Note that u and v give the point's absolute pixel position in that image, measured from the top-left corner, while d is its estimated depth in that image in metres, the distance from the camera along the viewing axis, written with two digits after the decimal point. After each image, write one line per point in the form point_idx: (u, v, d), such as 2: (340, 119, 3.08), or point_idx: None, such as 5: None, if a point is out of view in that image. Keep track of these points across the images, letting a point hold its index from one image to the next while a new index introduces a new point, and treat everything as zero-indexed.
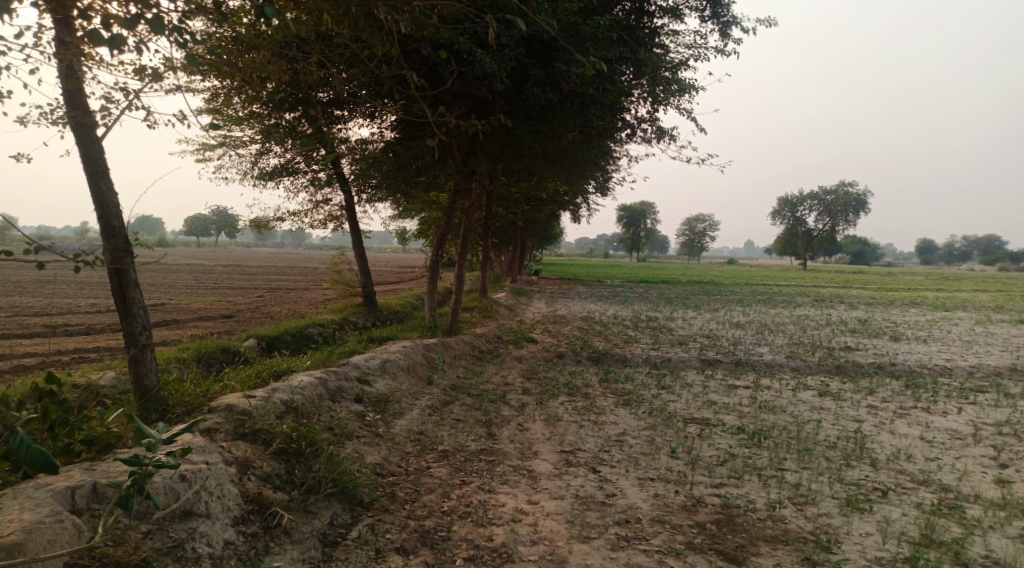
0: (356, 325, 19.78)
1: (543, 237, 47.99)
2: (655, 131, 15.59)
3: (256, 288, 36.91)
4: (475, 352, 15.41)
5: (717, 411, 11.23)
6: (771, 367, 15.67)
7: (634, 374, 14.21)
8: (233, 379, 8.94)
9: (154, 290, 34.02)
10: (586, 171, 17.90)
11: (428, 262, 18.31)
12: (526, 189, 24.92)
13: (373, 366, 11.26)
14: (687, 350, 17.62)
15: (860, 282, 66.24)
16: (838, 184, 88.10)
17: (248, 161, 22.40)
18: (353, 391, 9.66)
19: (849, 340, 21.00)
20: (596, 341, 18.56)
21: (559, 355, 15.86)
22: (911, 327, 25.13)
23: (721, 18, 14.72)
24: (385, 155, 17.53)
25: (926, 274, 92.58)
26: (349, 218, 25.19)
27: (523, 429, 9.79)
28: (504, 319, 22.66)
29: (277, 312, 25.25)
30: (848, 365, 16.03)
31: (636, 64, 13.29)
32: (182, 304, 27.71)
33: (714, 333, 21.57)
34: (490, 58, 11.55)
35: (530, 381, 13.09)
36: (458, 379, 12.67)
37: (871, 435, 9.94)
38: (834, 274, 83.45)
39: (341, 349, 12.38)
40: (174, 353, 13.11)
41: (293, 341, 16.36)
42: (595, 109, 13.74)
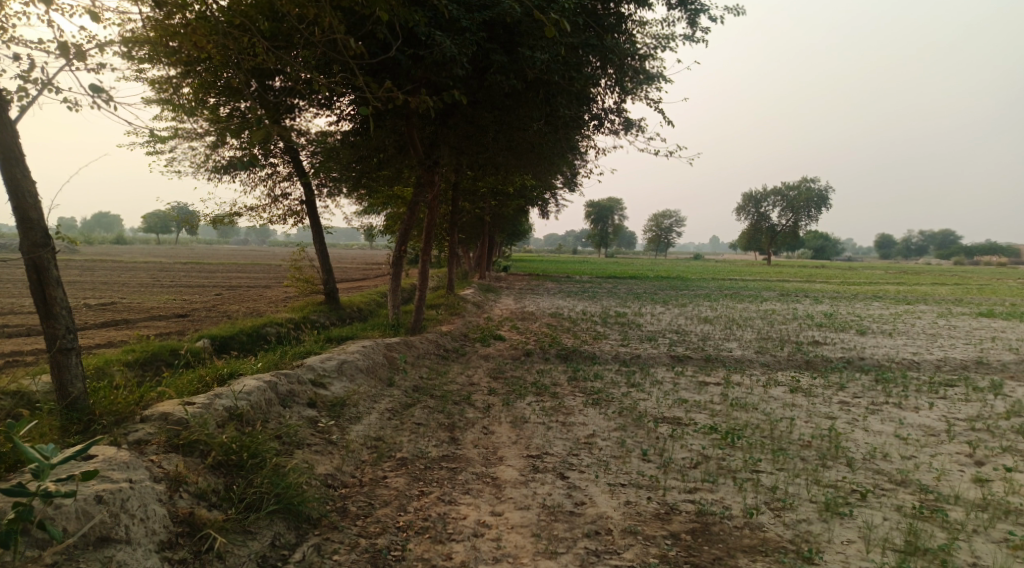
0: (316, 323, 19.13)
1: (511, 232, 47.50)
2: (621, 123, 15.22)
3: (216, 286, 35.83)
4: (439, 350, 14.90)
5: (689, 409, 10.88)
6: (741, 363, 15.40)
7: (602, 372, 13.82)
8: (171, 386, 8.38)
9: (108, 289, 32.85)
10: (552, 164, 17.48)
11: (390, 258, 17.71)
12: (492, 183, 24.43)
13: (329, 367, 10.73)
14: (656, 346, 17.31)
15: (823, 276, 66.98)
16: (801, 180, 89.14)
17: (203, 154, 21.60)
18: (304, 396, 9.14)
19: (818, 334, 20.89)
20: (565, 338, 18.16)
21: (526, 353, 15.42)
22: (877, 321, 25.16)
23: (689, 6, 14.40)
24: (343, 147, 16.93)
25: (887, 268, 94.12)
26: (309, 213, 24.46)
27: (487, 432, 9.32)
28: (471, 316, 22.16)
29: (235, 311, 24.45)
30: (818, 359, 15.85)
31: (602, 52, 12.88)
32: (135, 303, 26.74)
33: (683, 328, 21.31)
34: (451, 43, 11.04)
35: (496, 380, 12.64)
36: (420, 379, 12.18)
37: (846, 433, 9.66)
38: (798, 269, 84.43)
39: (295, 351, 11.82)
40: (118, 356, 12.42)
41: (248, 342, 15.72)
42: (560, 98, 13.30)
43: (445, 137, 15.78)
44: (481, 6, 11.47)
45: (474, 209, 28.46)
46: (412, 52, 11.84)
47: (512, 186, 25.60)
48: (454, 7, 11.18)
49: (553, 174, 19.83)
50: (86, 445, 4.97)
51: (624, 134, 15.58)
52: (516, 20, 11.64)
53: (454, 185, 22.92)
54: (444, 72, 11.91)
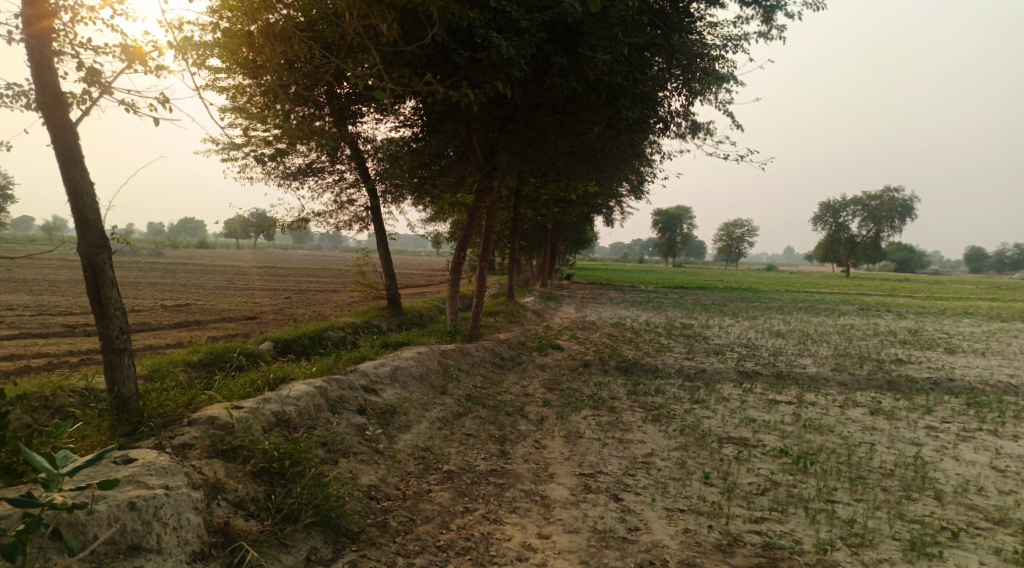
0: (377, 328, 19.13)
1: (576, 240, 46.94)
2: (689, 126, 14.62)
3: (284, 290, 36.49)
4: (496, 359, 14.58)
5: (757, 430, 10.22)
6: (815, 381, 14.53)
7: (664, 386, 13.22)
8: (223, 389, 8.26)
9: (183, 291, 33.90)
10: (617, 170, 16.99)
11: (450, 264, 17.50)
12: (556, 190, 24.07)
13: (381, 373, 10.54)
14: (724, 360, 16.56)
15: (903, 290, 64.20)
16: (883, 189, 85.46)
17: (273, 160, 21.96)
18: (354, 401, 8.93)
19: (900, 352, 19.66)
20: (627, 349, 17.59)
21: (585, 364, 14.93)
22: (966, 339, 23.58)
23: (763, 3, 13.74)
24: (406, 152, 16.85)
25: (975, 284, 89.22)
26: (375, 218, 24.58)
27: (539, 447, 8.93)
28: (531, 324, 21.80)
29: (301, 314, 24.78)
30: (900, 379, 14.82)
31: (670, 52, 12.39)
32: (207, 304, 27.45)
33: (753, 342, 20.40)
34: (511, 44, 10.76)
35: (552, 392, 12.22)
36: (475, 388, 11.87)
37: (932, 463, 8.86)
38: (878, 282, 80.87)
39: (350, 355, 11.70)
40: (181, 357, 12.53)
41: (310, 345, 15.79)
42: (625, 99, 12.85)
43: (508, 141, 15.50)
44: (543, 6, 11.16)
45: (538, 216, 28.12)
46: (472, 54, 11.60)
47: (576, 193, 25.17)
48: (515, 6, 10.89)
49: (618, 181, 19.31)
50: (100, 452, 4.73)
51: (691, 138, 14.97)
52: (579, 19, 11.27)
53: (518, 192, 22.65)
54: (504, 74, 11.63)
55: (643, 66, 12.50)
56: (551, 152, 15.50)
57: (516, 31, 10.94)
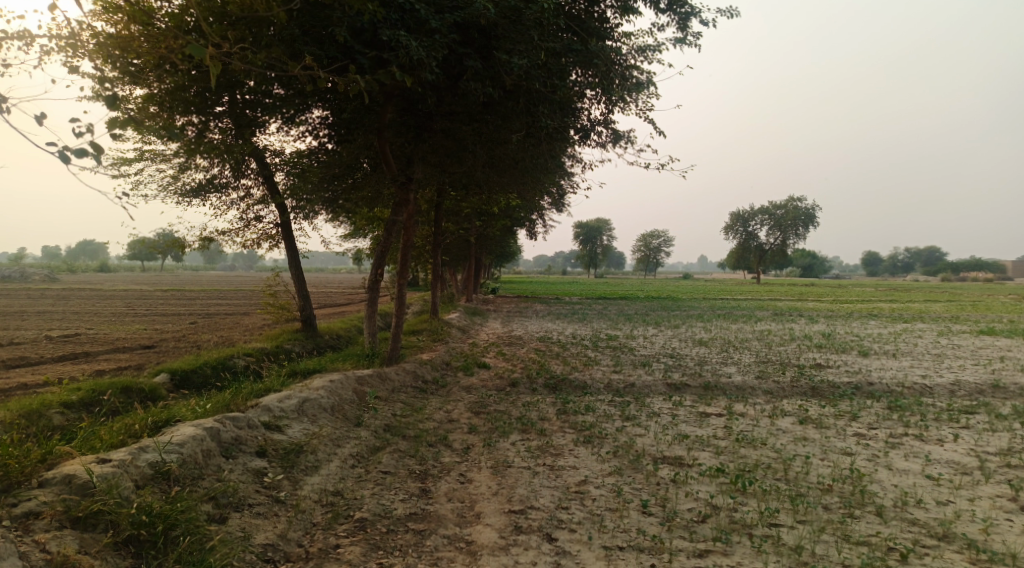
0: (291, 353, 17.98)
1: (498, 254, 46.36)
2: (609, 135, 14.25)
3: (192, 315, 34.40)
4: (417, 383, 13.74)
5: (691, 447, 9.78)
6: (743, 391, 14.29)
7: (594, 404, 12.67)
8: (92, 438, 7.23)
9: (78, 319, 31.46)
10: (537, 181, 16.49)
11: (366, 283, 16.54)
12: (475, 203, 23.42)
13: (286, 408, 9.66)
14: (651, 372, 16.22)
15: (811, 295, 66.64)
16: (788, 198, 88.94)
17: (170, 175, 20.49)
18: (252, 441, 8.14)
19: (819, 356, 19.83)
20: (554, 365, 17.01)
21: (512, 383, 14.24)
22: (877, 341, 24.14)
23: (678, 9, 13.56)
24: (315, 165, 15.88)
25: (876, 286, 93.79)
26: (285, 236, 23.31)
27: (464, 481, 8.19)
28: (454, 342, 20.99)
29: (206, 341, 23.22)
30: (824, 385, 14.77)
31: (587, 58, 11.98)
32: (103, 334, 25.45)
33: (678, 352, 20.21)
34: (421, 45, 10.08)
35: (477, 416, 11.48)
36: (393, 416, 11.02)
37: (868, 474, 8.60)
38: (788, 288, 83.80)
39: (253, 387, 10.71)
40: (59, 398, 11.20)
41: (215, 376, 14.61)
42: (544, 105, 12.31)
43: (423, 151, 14.78)
44: (453, 7, 10.55)
45: (459, 230, 27.39)
46: (379, 58, 10.88)
47: (496, 206, 24.58)
48: (424, 6, 10.19)
49: (539, 192, 18.83)
50: None
51: (612, 147, 14.63)
52: (492, 22, 10.69)
53: (437, 205, 21.89)
54: (414, 77, 10.94)
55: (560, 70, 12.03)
56: (468, 162, 14.86)
57: (426, 33, 10.27)
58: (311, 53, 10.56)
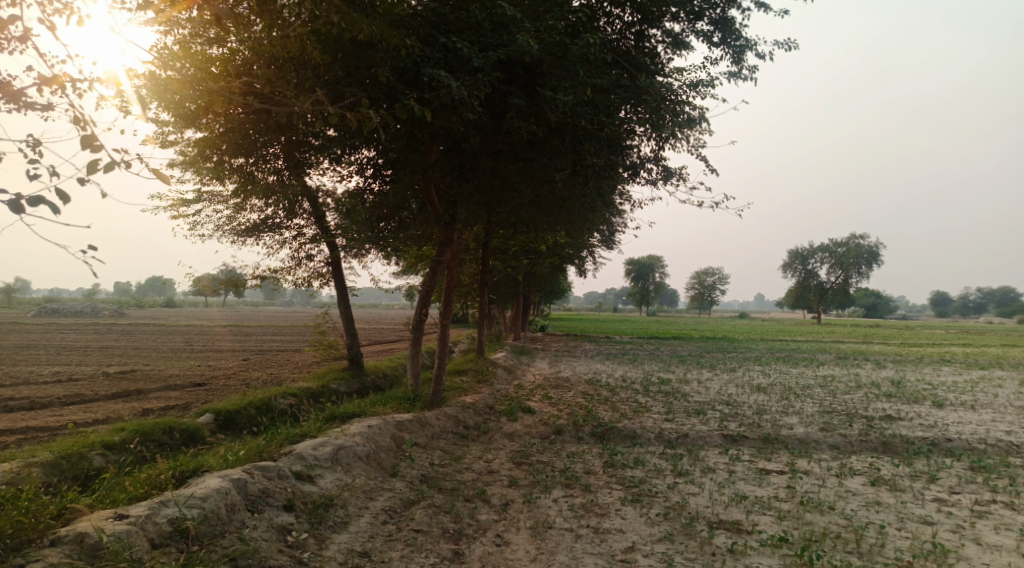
0: (336, 393, 17.65)
1: (549, 292, 45.86)
2: (660, 173, 13.73)
3: (245, 350, 34.72)
4: (460, 429, 13.19)
5: (749, 510, 8.98)
6: (805, 445, 13.32)
7: (644, 456, 11.92)
8: (114, 489, 6.88)
9: (134, 354, 31.94)
10: (586, 220, 16.01)
11: (411, 323, 16.20)
12: (524, 241, 23.07)
13: (322, 457, 9.19)
14: (706, 421, 15.36)
15: (875, 337, 64.02)
16: (850, 236, 86.33)
17: (224, 214, 20.71)
18: (281, 493, 7.61)
19: (887, 406, 18.61)
20: (603, 411, 16.31)
21: (558, 431, 13.59)
22: (950, 390, 22.65)
23: (733, 44, 13.06)
24: (362, 203, 15.72)
25: (945, 329, 89.73)
26: (335, 274, 23.27)
27: (500, 544, 7.60)
28: (501, 384, 20.45)
29: (254, 378, 23.22)
30: (894, 440, 13.69)
31: (637, 94, 11.54)
32: (156, 369, 25.74)
33: (734, 399, 19.23)
34: (464, 83, 9.79)
35: (519, 467, 10.87)
36: (431, 466, 10.50)
37: (954, 550, 7.69)
38: (851, 329, 80.79)
39: (288, 433, 10.30)
40: (98, 440, 11.05)
41: (258, 417, 14.31)
42: (593, 143, 11.88)
43: (469, 190, 14.46)
44: (497, 44, 10.25)
45: (507, 268, 27.00)
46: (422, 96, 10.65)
47: (546, 244, 24.17)
48: (468, 42, 9.92)
49: (589, 232, 18.34)
50: None
51: (663, 186, 14.10)
52: (538, 59, 10.38)
53: (485, 244, 21.56)
54: (456, 115, 10.66)
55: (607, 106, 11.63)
56: (516, 200, 14.47)
57: (470, 70, 10.00)
58: (353, 92, 10.37)
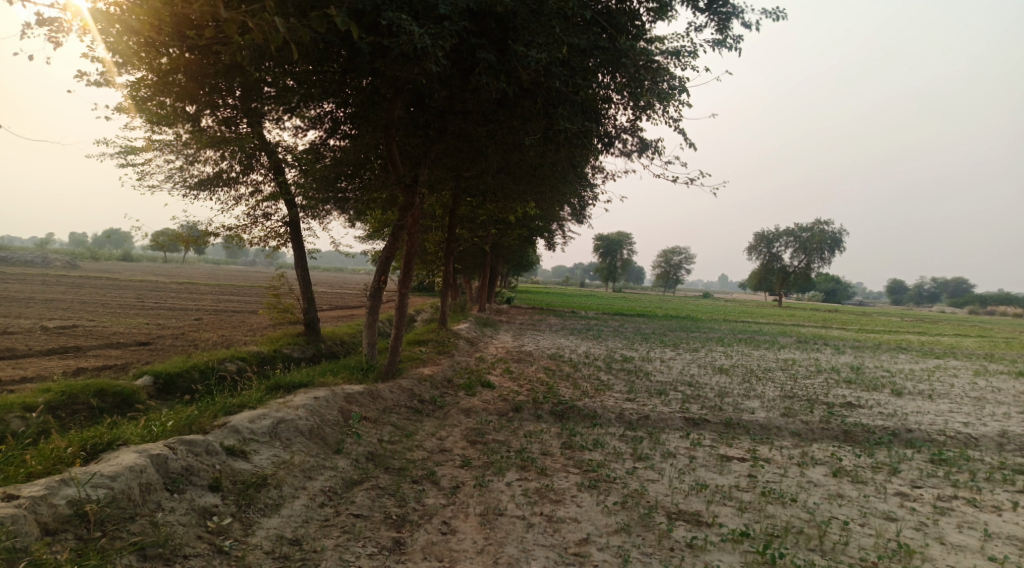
0: (289, 358, 16.90)
1: (516, 264, 45.36)
2: (636, 144, 13.17)
3: (199, 310, 33.54)
4: (414, 402, 12.60)
5: (709, 500, 8.61)
6: (767, 431, 13.03)
7: (603, 438, 11.48)
8: (14, 465, 6.24)
9: (82, 309, 30.65)
10: (556, 190, 15.39)
11: (369, 289, 15.50)
12: (491, 210, 22.39)
13: (258, 433, 8.59)
14: (667, 402, 15.01)
15: (834, 322, 64.82)
16: (814, 221, 87.18)
17: (177, 166, 19.62)
18: (207, 472, 7.06)
19: (848, 393, 18.49)
20: (563, 388, 15.86)
21: (516, 408, 13.10)
22: (909, 379, 22.68)
23: (719, 10, 12.51)
24: (321, 162, 14.89)
25: (901, 316, 91.53)
26: (294, 235, 22.35)
27: (446, 532, 7.10)
28: (461, 356, 19.88)
29: (204, 339, 22.28)
30: (856, 429, 13.46)
31: (615, 58, 10.89)
32: (102, 326, 24.60)
33: (696, 380, 18.94)
34: (427, 32, 9.07)
35: (473, 447, 10.36)
36: (380, 443, 9.93)
37: (919, 550, 7.39)
38: (810, 313, 81.90)
39: (226, 402, 9.63)
40: (20, 399, 10.23)
41: (202, 382, 13.56)
42: (565, 109, 11.23)
43: (434, 152, 13.73)
44: None
45: (474, 238, 26.28)
46: (381, 43, 9.90)
47: (513, 215, 23.50)
48: None
49: (558, 203, 17.73)
50: None
51: (638, 158, 13.55)
52: (511, 11, 9.70)
53: (451, 211, 20.80)
54: (419, 69, 9.95)
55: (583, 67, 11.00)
56: (483, 164, 13.78)
57: (437, 19, 9.27)
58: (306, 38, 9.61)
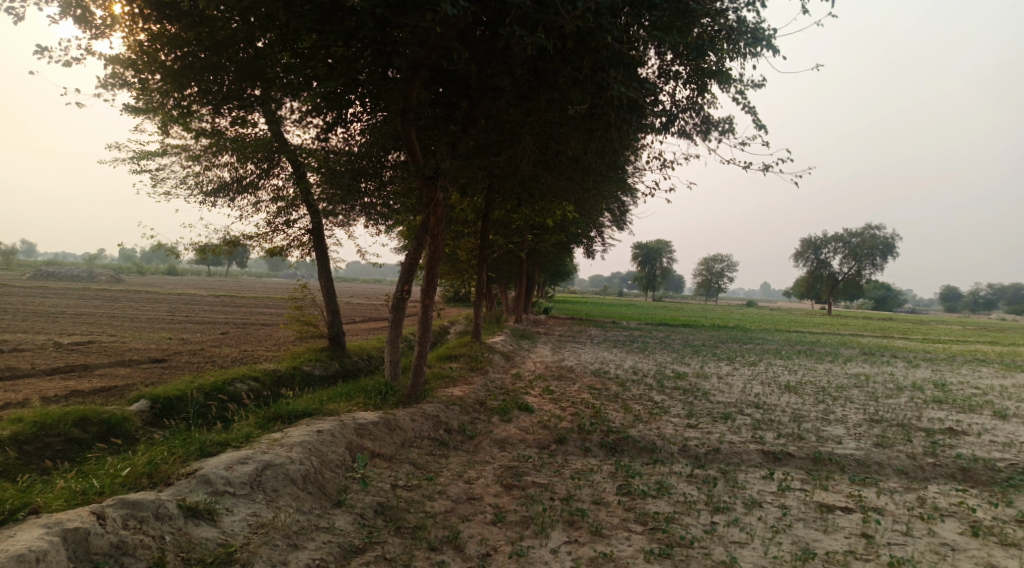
0: (308, 377, 15.07)
1: (553, 273, 43.37)
2: (699, 124, 11.16)
3: (225, 324, 31.99)
4: (439, 433, 10.66)
5: None
6: (866, 469, 10.75)
7: (669, 479, 9.42)
8: None
9: (105, 323, 29.38)
10: (604, 184, 13.35)
11: (392, 300, 13.60)
12: (527, 213, 20.48)
13: (235, 484, 6.72)
14: (736, 429, 12.83)
15: (891, 330, 61.19)
16: (865, 227, 83.46)
17: (191, 169, 18.02)
18: (146, 550, 5.52)
19: (943, 417, 16.03)
20: (614, 411, 13.75)
21: (561, 438, 11.07)
22: (1004, 398, 19.93)
23: None
24: (337, 159, 13.08)
25: (961, 325, 86.92)
26: (318, 243, 20.61)
27: None
28: (497, 373, 17.92)
29: (223, 355, 20.65)
30: (976, 465, 11.09)
31: (678, 9, 8.89)
32: (119, 341, 23.15)
33: (763, 401, 16.64)
34: None
35: (508, 494, 8.39)
36: (394, 490, 8.02)
37: None
38: (864, 322, 78.11)
39: (204, 439, 7.82)
40: None
41: (204, 407, 11.79)
42: (620, 73, 9.27)
43: (464, 141, 11.84)
44: None
45: (510, 245, 24.27)
46: None
47: (552, 218, 21.52)
48: None
49: (602, 201, 15.70)
50: None
51: (703, 141, 11.49)
52: None
53: (484, 214, 18.87)
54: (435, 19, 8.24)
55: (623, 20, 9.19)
56: (519, 152, 11.82)
57: None
58: None
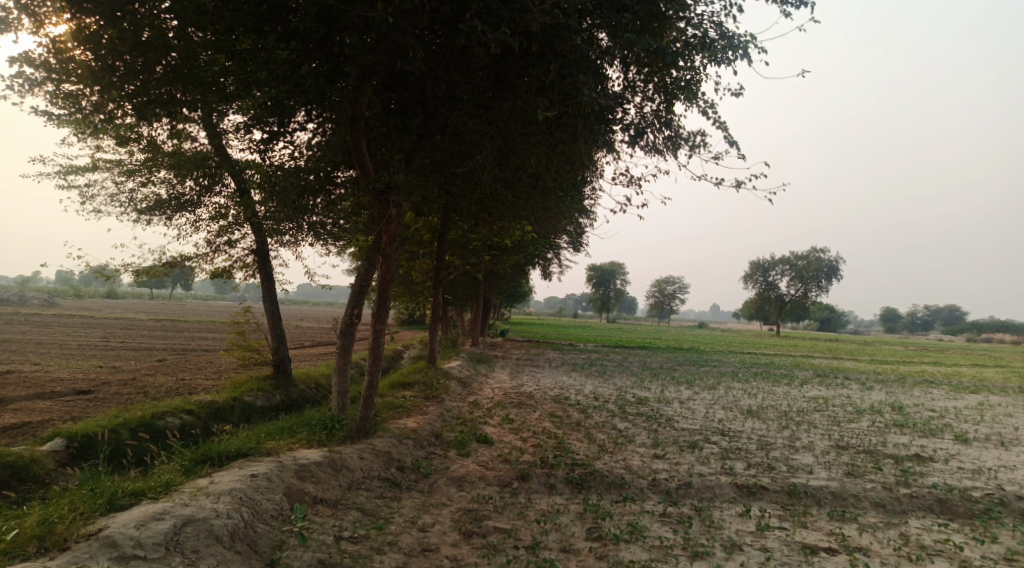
0: (249, 409, 13.95)
1: (509, 294, 42.63)
2: (667, 138, 10.67)
3: (164, 350, 30.25)
4: (390, 472, 9.74)
5: None
6: (843, 502, 10.19)
7: (641, 520, 8.70)
8: None
9: (32, 350, 27.47)
10: (567, 201, 12.68)
11: (340, 325, 12.65)
12: (482, 234, 19.72)
13: (147, 546, 5.78)
14: (704, 460, 12.20)
15: (840, 351, 61.98)
16: (811, 250, 85.20)
17: (123, 185, 16.78)
18: None
19: (909, 442, 15.69)
20: (577, 441, 12.99)
21: (523, 474, 10.25)
22: (962, 421, 19.80)
23: None
24: (280, 175, 12.16)
25: (904, 346, 89.00)
26: (263, 264, 19.46)
27: None
28: (452, 401, 17.02)
29: (157, 385, 19.23)
30: (954, 496, 10.65)
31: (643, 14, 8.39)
32: (43, 371, 21.46)
33: (728, 427, 16.09)
34: None
35: (467, 542, 7.54)
36: (339, 542, 7.12)
37: None
38: (812, 343, 79.31)
39: (115, 489, 6.81)
40: None
41: (128, 446, 10.63)
42: (586, 83, 8.68)
43: (418, 155, 11.09)
44: None
45: (465, 266, 23.45)
46: None
47: (509, 238, 20.82)
48: None
49: (563, 220, 15.04)
50: None
51: (671, 156, 10.97)
52: None
53: (439, 234, 18.04)
54: None
55: (587, 24, 8.81)
56: (477, 166, 11.10)
57: None
58: None
